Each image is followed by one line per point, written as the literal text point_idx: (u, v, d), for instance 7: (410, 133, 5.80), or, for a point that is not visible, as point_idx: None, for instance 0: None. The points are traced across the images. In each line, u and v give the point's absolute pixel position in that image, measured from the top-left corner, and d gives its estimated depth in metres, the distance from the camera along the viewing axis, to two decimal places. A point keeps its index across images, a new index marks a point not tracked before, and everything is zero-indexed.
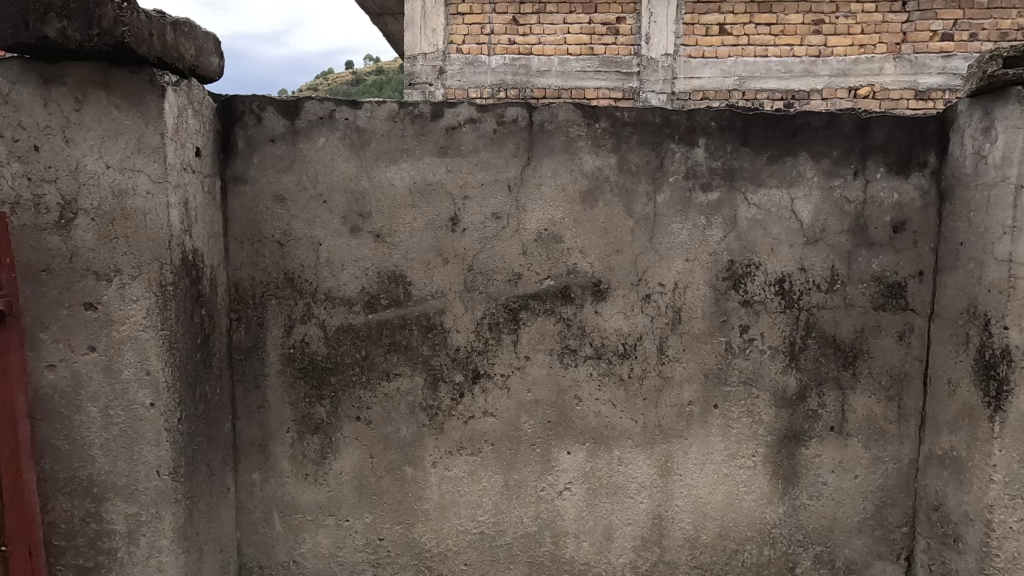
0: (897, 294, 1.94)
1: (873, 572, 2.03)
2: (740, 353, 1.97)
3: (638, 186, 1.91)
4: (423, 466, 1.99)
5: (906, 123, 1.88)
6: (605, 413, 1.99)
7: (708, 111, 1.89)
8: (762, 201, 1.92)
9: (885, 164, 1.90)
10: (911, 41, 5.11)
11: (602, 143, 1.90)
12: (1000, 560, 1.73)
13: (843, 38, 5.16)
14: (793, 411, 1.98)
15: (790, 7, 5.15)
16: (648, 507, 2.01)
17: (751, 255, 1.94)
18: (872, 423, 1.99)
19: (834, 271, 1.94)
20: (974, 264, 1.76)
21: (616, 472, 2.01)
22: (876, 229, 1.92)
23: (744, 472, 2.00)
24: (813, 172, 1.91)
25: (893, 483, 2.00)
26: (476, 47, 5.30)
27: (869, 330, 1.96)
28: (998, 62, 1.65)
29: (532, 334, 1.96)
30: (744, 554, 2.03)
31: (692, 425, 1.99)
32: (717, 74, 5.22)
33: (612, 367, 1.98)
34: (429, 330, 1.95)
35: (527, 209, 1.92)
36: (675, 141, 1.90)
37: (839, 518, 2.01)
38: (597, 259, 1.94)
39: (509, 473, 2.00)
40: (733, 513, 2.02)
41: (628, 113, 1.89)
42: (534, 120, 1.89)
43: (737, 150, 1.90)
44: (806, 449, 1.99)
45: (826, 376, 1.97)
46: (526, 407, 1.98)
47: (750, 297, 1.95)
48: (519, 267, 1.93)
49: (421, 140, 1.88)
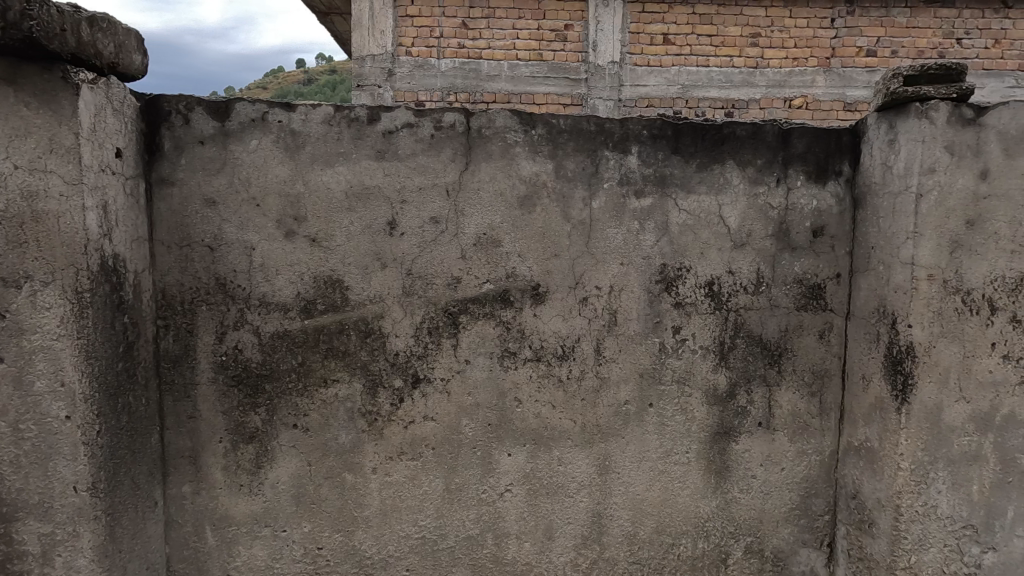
0: (818, 295, 2.05)
1: (799, 560, 2.13)
2: (673, 354, 2.04)
3: (574, 193, 1.96)
4: (363, 472, 1.97)
5: (822, 135, 2.00)
6: (544, 415, 2.02)
7: (640, 120, 1.95)
8: (692, 207, 2.00)
9: (805, 172, 2.01)
10: (840, 56, 5.42)
11: (539, 150, 1.94)
12: (908, 543, 1.87)
13: (778, 51, 5.41)
14: (724, 408, 2.07)
15: (729, 19, 5.36)
16: (588, 505, 2.06)
17: (683, 259, 2.01)
18: (796, 418, 2.09)
19: (760, 273, 2.04)
20: (883, 267, 1.89)
21: (556, 473, 2.04)
22: (798, 233, 2.03)
23: (679, 468, 2.07)
24: (739, 179, 2.00)
25: (816, 474, 2.11)
26: (426, 49, 5.27)
27: (793, 329, 2.06)
28: (900, 80, 1.80)
29: (472, 338, 1.97)
30: (680, 548, 2.10)
31: (628, 424, 2.05)
32: (662, 82, 5.38)
33: (551, 369, 2.01)
34: (367, 335, 1.93)
35: (466, 213, 1.93)
36: (609, 149, 1.95)
37: (767, 509, 2.11)
38: (536, 263, 1.97)
39: (450, 477, 2.00)
40: (669, 508, 2.08)
41: (563, 120, 1.93)
42: (472, 126, 1.91)
43: (668, 157, 1.97)
44: (736, 444, 2.08)
45: (753, 373, 2.07)
46: (466, 411, 1.99)
47: (682, 299, 2.02)
48: (458, 271, 1.94)
49: (357, 144, 1.87)
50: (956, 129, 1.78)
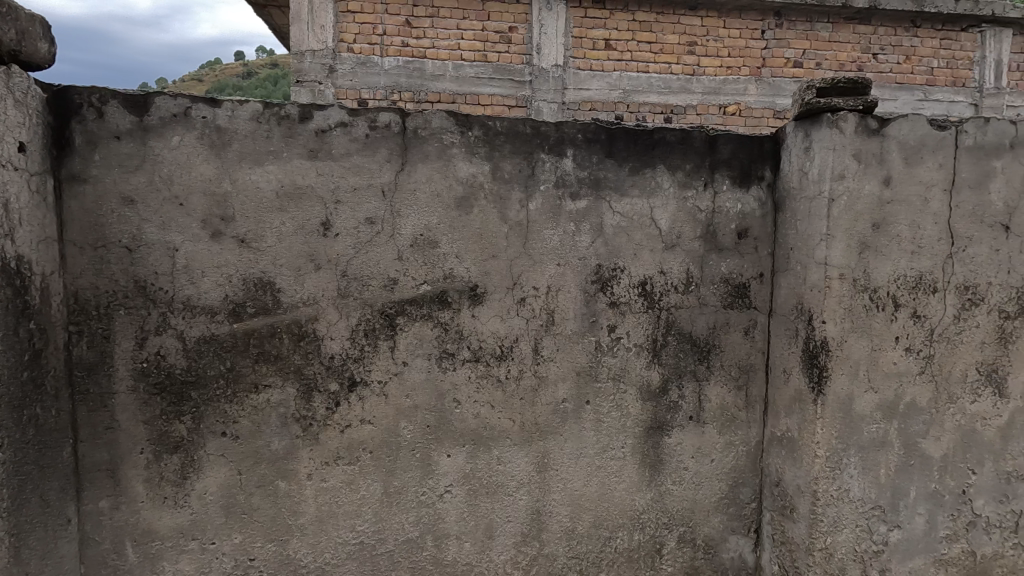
0: (743, 294, 2.16)
1: (728, 546, 2.24)
2: (609, 352, 2.10)
3: (511, 194, 1.98)
4: (297, 479, 1.92)
5: (745, 141, 2.10)
6: (483, 415, 2.03)
7: (575, 124, 2.00)
8: (626, 209, 2.06)
9: (730, 177, 2.11)
10: (769, 66, 5.72)
11: (476, 151, 1.95)
12: (824, 525, 2.00)
13: (713, 59, 5.65)
14: (657, 403, 2.14)
15: (667, 27, 5.54)
16: (527, 503, 2.09)
17: (617, 259, 2.07)
18: (724, 411, 2.19)
19: (689, 273, 2.12)
20: (801, 267, 2.01)
21: (496, 472, 2.06)
22: (724, 234, 2.13)
23: (615, 463, 2.13)
24: (669, 183, 2.08)
25: (743, 464, 2.22)
26: (369, 47, 5.18)
27: (720, 327, 2.16)
28: (813, 91, 1.92)
29: (409, 340, 1.96)
30: (617, 540, 2.16)
31: (566, 421, 2.09)
32: (604, 86, 5.50)
33: (490, 369, 2.03)
34: (301, 338, 1.88)
35: (402, 214, 1.92)
36: (545, 151, 1.99)
37: (699, 499, 2.20)
38: (473, 264, 1.98)
39: (388, 480, 1.98)
40: (606, 503, 2.14)
41: (500, 123, 1.95)
42: (408, 126, 1.90)
43: (602, 161, 2.03)
44: (669, 438, 2.16)
45: (684, 369, 2.15)
46: (405, 413, 1.98)
47: (617, 299, 2.08)
48: (395, 273, 1.93)
49: (288, 142, 1.82)
50: (863, 138, 1.92)
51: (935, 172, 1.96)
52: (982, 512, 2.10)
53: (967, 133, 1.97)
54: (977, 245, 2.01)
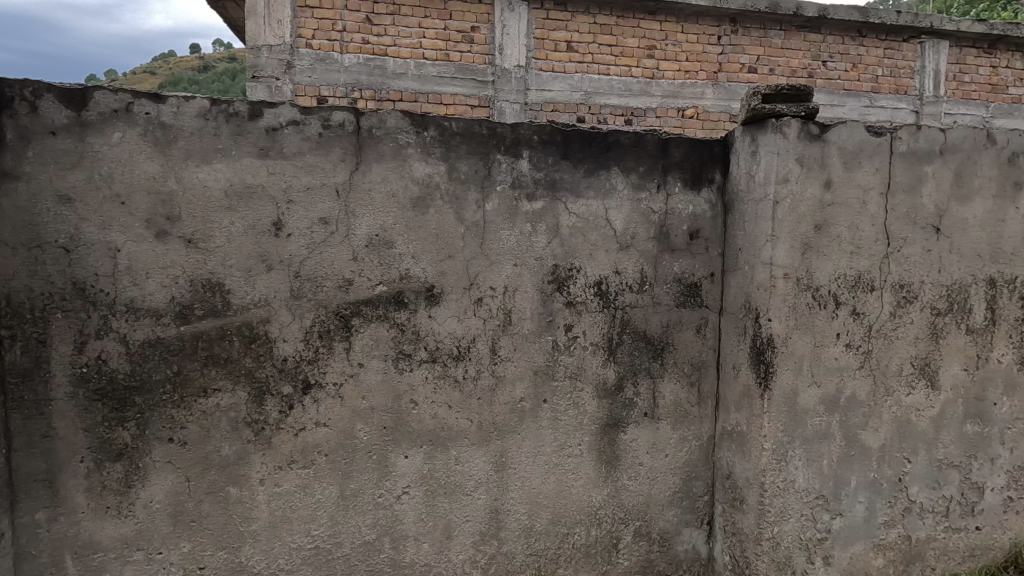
0: (694, 293, 2.22)
1: (682, 539, 2.30)
2: (565, 351, 2.12)
3: (467, 194, 1.99)
4: (249, 484, 1.88)
5: (696, 145, 2.17)
6: (441, 415, 2.03)
7: (531, 125, 2.02)
8: (581, 210, 2.09)
9: (682, 179, 2.17)
10: (725, 71, 5.88)
11: (432, 151, 1.95)
12: (772, 515, 2.08)
13: (672, 63, 5.77)
14: (613, 400, 2.18)
15: (627, 31, 5.64)
16: (485, 502, 2.10)
17: (573, 260, 2.10)
18: (678, 407, 2.25)
19: (643, 273, 2.17)
20: (749, 267, 2.08)
21: (454, 472, 2.06)
22: (677, 235, 2.18)
23: (572, 460, 2.16)
24: (623, 185, 2.12)
25: (696, 458, 2.28)
26: (328, 43, 5.09)
27: (674, 325, 2.21)
28: (758, 98, 2.00)
29: (365, 341, 1.94)
30: (574, 536, 2.19)
31: (524, 420, 2.11)
32: (566, 88, 5.56)
33: (447, 370, 2.03)
34: (252, 341, 1.84)
35: (357, 214, 1.90)
36: (501, 152, 2.00)
37: (654, 494, 2.26)
38: (430, 264, 1.98)
39: (344, 483, 1.96)
40: (563, 500, 2.17)
41: (455, 123, 1.96)
42: (362, 126, 1.88)
43: (558, 162, 2.05)
44: (625, 434, 2.21)
45: (639, 367, 2.20)
46: (361, 415, 1.96)
47: (573, 299, 2.11)
48: (350, 273, 1.91)
49: (238, 140, 1.78)
50: (806, 143, 2.00)
51: (872, 176, 2.07)
52: (917, 498, 2.23)
53: (900, 140, 2.08)
54: (911, 246, 2.12)
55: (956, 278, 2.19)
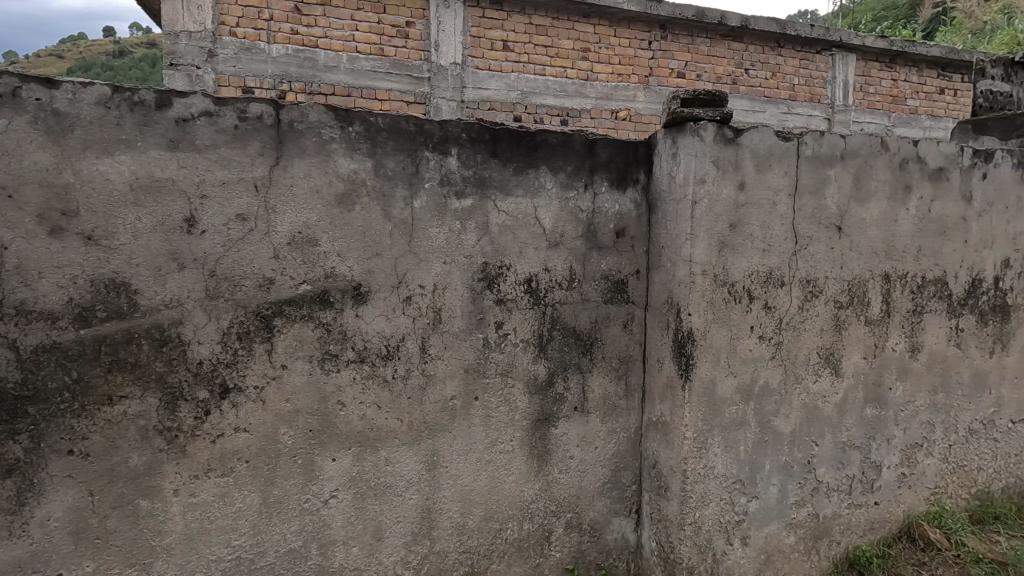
0: (621, 290, 2.29)
1: (612, 528, 2.37)
2: (496, 348, 2.14)
3: (395, 191, 1.96)
4: (162, 496, 1.77)
5: (621, 146, 2.23)
6: (370, 416, 2.00)
7: (459, 123, 2.02)
8: (510, 208, 2.11)
9: (608, 179, 2.23)
10: (656, 75, 6.09)
11: (357, 147, 1.91)
12: (694, 501, 2.17)
13: (605, 66, 5.92)
14: (544, 396, 2.22)
15: (562, 32, 5.73)
16: (417, 502, 2.08)
17: (503, 257, 2.12)
18: (607, 400, 2.32)
19: (572, 271, 2.22)
20: (671, 264, 2.17)
21: (384, 473, 2.03)
22: (604, 234, 2.25)
23: (504, 457, 2.18)
24: (551, 183, 2.16)
25: (624, 449, 2.36)
26: (254, 32, 4.86)
27: (602, 321, 2.28)
28: (678, 101, 2.11)
29: (288, 341, 1.88)
30: (507, 531, 2.21)
31: (455, 418, 2.10)
32: (502, 87, 5.59)
33: (376, 369, 1.99)
34: (163, 344, 1.74)
35: (278, 211, 1.83)
36: (428, 149, 1.99)
37: (584, 486, 2.31)
38: (356, 263, 1.94)
39: (267, 489, 1.89)
40: (496, 496, 2.18)
41: (382, 119, 1.93)
42: (282, 119, 1.82)
43: (486, 161, 2.06)
44: (556, 429, 2.25)
45: (569, 362, 2.25)
46: (284, 418, 1.89)
47: (503, 296, 2.13)
48: (271, 272, 1.84)
49: (144, 131, 1.68)
50: (722, 147, 2.10)
51: (781, 179, 2.20)
52: (824, 478, 2.40)
53: (806, 145, 2.22)
54: (816, 244, 2.28)
55: (856, 273, 2.37)
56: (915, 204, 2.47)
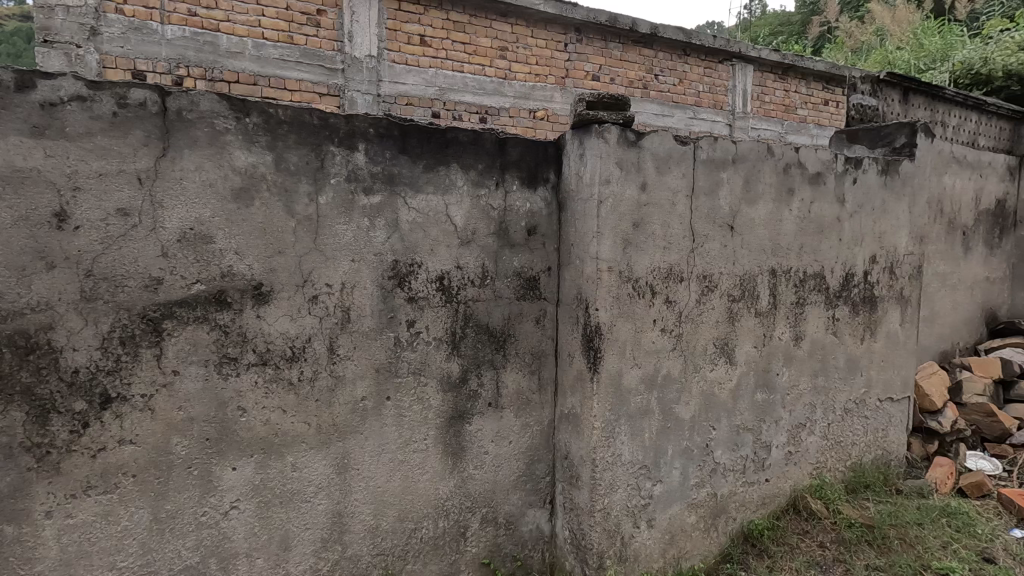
0: (533, 287, 2.35)
1: (527, 519, 2.42)
2: (408, 346, 2.11)
3: (298, 187, 1.89)
4: (31, 520, 1.60)
5: (531, 145, 2.28)
6: (274, 421, 1.91)
7: (366, 118, 1.98)
8: (421, 205, 2.10)
9: (519, 178, 2.27)
10: (572, 77, 6.26)
11: (255, 139, 1.82)
12: (603, 488, 2.25)
13: (523, 66, 6.00)
14: (457, 393, 2.22)
15: (480, 30, 5.74)
16: (327, 507, 2.01)
17: (414, 255, 2.10)
18: (520, 395, 2.36)
19: (484, 268, 2.24)
20: (579, 261, 2.24)
21: (290, 479, 1.95)
22: (515, 232, 2.29)
23: (418, 455, 2.16)
24: (463, 181, 2.17)
25: (538, 442, 2.42)
26: (144, 10, 4.47)
27: (515, 317, 2.31)
28: (583, 104, 2.19)
29: (180, 346, 1.76)
30: (422, 530, 2.20)
31: (366, 419, 2.06)
32: (420, 82, 5.53)
33: (279, 372, 1.91)
34: (30, 351, 1.57)
35: (165, 206, 1.71)
36: (334, 144, 1.93)
37: (499, 480, 2.34)
38: (257, 261, 1.85)
39: (159, 504, 1.76)
40: (410, 495, 2.16)
41: (282, 111, 1.85)
42: (169, 107, 1.70)
43: (396, 157, 2.04)
44: (470, 425, 2.26)
45: (482, 359, 2.27)
46: (177, 428, 1.77)
47: (414, 294, 2.11)
48: (159, 271, 1.71)
49: (2, 115, 1.51)
50: (625, 149, 2.19)
51: (679, 180, 2.34)
52: (721, 460, 2.58)
53: (701, 149, 2.38)
54: (711, 242, 2.45)
55: (747, 269, 2.57)
56: (797, 205, 2.70)
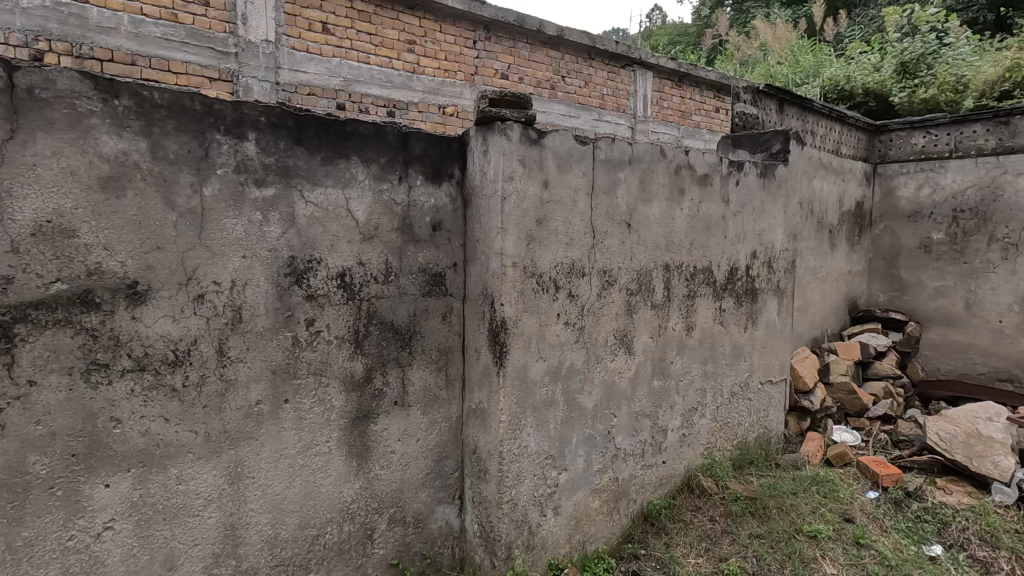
0: (439, 282, 2.34)
1: (436, 516, 2.42)
2: (308, 346, 2.03)
3: (178, 177, 1.75)
4: None
5: (435, 140, 2.27)
6: (155, 431, 1.76)
7: (256, 105, 1.87)
8: (319, 199, 2.02)
9: (423, 173, 2.25)
10: (481, 74, 6.28)
11: (126, 124, 1.66)
12: (510, 480, 2.29)
13: (432, 60, 5.93)
14: (361, 393, 2.16)
15: (386, 22, 5.61)
16: (218, 520, 1.88)
17: (312, 251, 2.01)
18: (427, 392, 2.34)
19: (388, 264, 2.20)
20: (484, 257, 2.27)
21: (175, 493, 1.80)
22: (420, 227, 2.26)
23: (320, 459, 2.08)
24: (364, 175, 2.11)
25: (446, 438, 2.42)
26: None
27: (420, 314, 2.29)
28: (486, 101, 2.21)
29: (38, 352, 1.57)
30: (325, 537, 2.12)
31: (262, 424, 1.95)
32: (323, 72, 5.30)
33: (160, 379, 1.76)
34: None
35: (15, 195, 1.51)
36: (220, 132, 1.81)
37: (407, 479, 2.32)
38: (130, 257, 1.69)
39: (14, 532, 1.56)
40: (312, 501, 2.07)
41: (159, 94, 1.70)
42: (19, 84, 1.50)
43: (290, 148, 1.94)
44: (376, 425, 2.21)
45: (388, 357, 2.22)
46: (35, 445, 1.57)
47: (313, 292, 2.03)
48: (9, 269, 1.51)
49: None
50: (527, 146, 2.23)
51: (580, 179, 2.43)
52: (622, 445, 2.72)
53: (600, 149, 2.48)
54: (610, 238, 2.57)
55: (643, 264, 2.72)
56: (688, 204, 2.90)
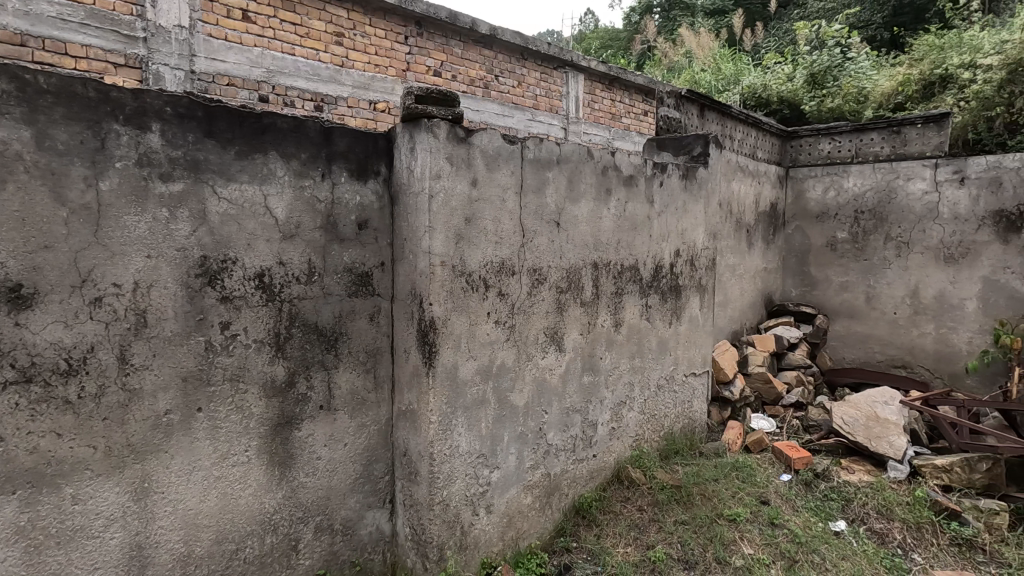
0: (366, 282, 2.28)
1: (366, 522, 2.36)
2: (223, 351, 1.92)
3: (69, 170, 1.60)
4: None
5: (359, 136, 2.21)
6: (46, 447, 1.61)
7: (161, 94, 1.74)
8: (234, 195, 1.91)
9: (347, 169, 2.19)
10: (413, 71, 6.18)
11: (5, 110, 1.50)
12: (441, 481, 2.27)
13: (361, 54, 5.78)
14: (283, 398, 2.07)
15: (312, 12, 5.40)
16: (122, 540, 1.75)
17: (226, 250, 1.90)
18: (355, 395, 2.28)
19: (311, 264, 2.11)
20: (412, 256, 2.23)
21: (70, 514, 1.65)
22: (344, 225, 2.20)
23: (238, 470, 1.97)
24: (283, 171, 2.02)
25: (375, 441, 2.36)
26: None
27: (346, 315, 2.22)
28: (412, 98, 2.17)
29: None
30: (245, 551, 2.02)
31: (171, 436, 1.83)
32: (243, 61, 5.05)
33: (51, 391, 1.61)
34: None
35: None
36: (118, 122, 1.67)
37: (334, 485, 2.24)
38: (12, 258, 1.53)
39: None
40: (229, 514, 1.97)
41: (45, 78, 1.55)
42: None
43: (200, 141, 1.83)
44: (300, 431, 2.12)
45: (312, 360, 2.14)
46: None
47: (229, 294, 1.92)
48: None
49: None
50: (454, 145, 2.22)
51: (508, 178, 2.44)
52: (554, 441, 2.76)
53: (528, 148, 2.50)
54: (540, 237, 2.60)
55: (572, 262, 2.77)
56: (614, 204, 2.98)
